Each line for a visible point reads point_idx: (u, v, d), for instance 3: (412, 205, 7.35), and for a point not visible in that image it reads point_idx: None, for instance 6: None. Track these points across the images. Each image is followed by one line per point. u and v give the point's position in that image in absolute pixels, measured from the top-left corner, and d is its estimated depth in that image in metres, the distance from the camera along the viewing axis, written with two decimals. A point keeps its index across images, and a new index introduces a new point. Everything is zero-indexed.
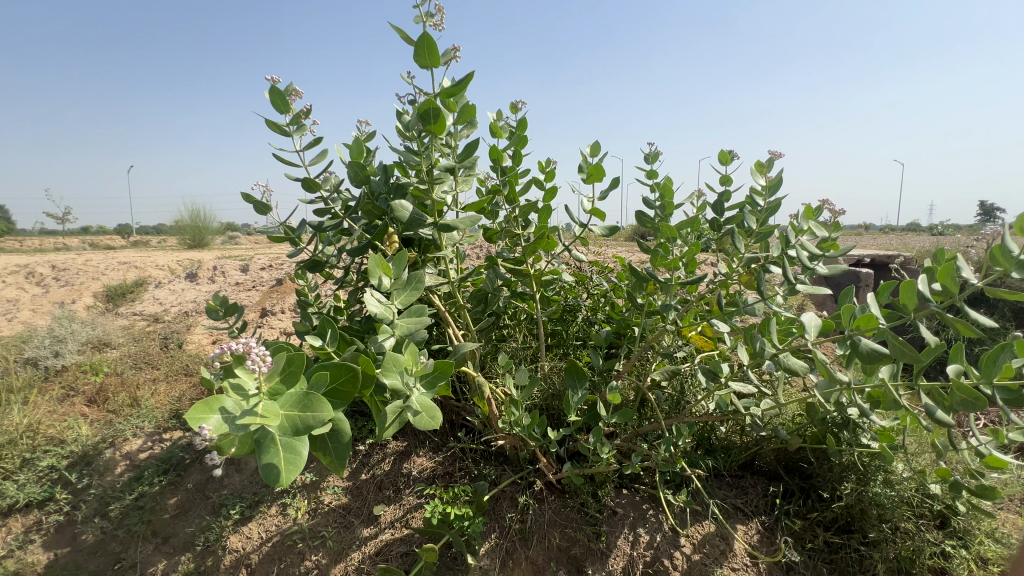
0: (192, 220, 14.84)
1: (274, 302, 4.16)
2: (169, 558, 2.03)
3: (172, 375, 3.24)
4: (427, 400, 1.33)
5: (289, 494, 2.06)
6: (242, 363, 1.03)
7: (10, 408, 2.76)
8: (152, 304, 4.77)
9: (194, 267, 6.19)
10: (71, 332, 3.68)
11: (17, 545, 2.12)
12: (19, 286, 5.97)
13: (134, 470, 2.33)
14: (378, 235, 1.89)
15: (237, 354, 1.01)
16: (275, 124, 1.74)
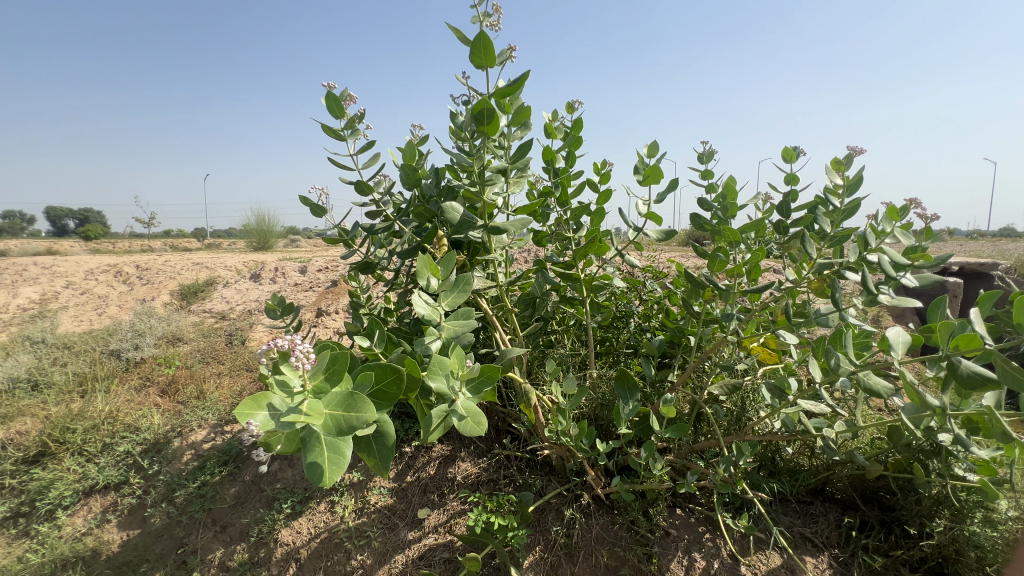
0: (259, 224, 15.85)
1: (329, 303, 4.32)
2: (226, 546, 2.10)
3: (236, 370, 3.43)
4: (472, 405, 1.30)
5: (337, 492, 2.12)
6: (286, 360, 1.04)
7: (96, 396, 3.00)
8: (220, 303, 5.10)
9: (258, 268, 6.57)
10: (149, 327, 3.99)
11: (96, 523, 2.30)
12: (108, 284, 6.55)
13: (198, 459, 2.46)
14: (428, 237, 1.89)
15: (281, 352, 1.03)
16: (329, 129, 1.77)
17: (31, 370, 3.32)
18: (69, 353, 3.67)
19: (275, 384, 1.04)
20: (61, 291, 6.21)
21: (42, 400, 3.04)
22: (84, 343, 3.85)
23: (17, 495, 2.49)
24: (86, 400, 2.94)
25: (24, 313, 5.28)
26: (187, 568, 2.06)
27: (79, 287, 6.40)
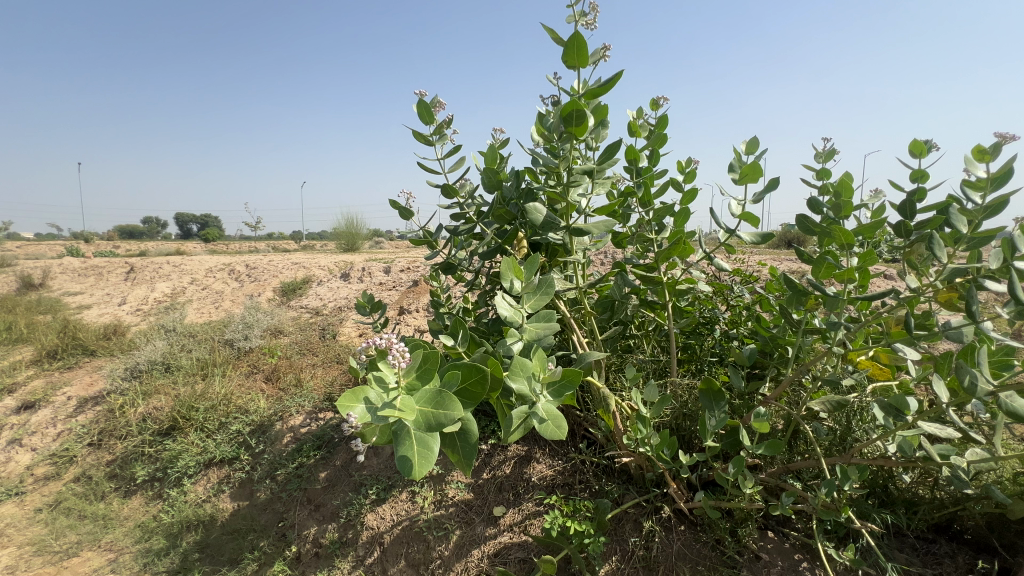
0: (347, 227, 17.06)
1: (411, 301, 4.54)
2: (319, 524, 2.27)
3: (328, 362, 3.71)
4: (552, 409, 1.30)
5: (418, 483, 2.22)
6: (384, 357, 1.11)
7: (214, 380, 3.40)
8: (315, 299, 5.55)
9: (347, 268, 7.07)
10: (257, 320, 4.44)
11: (214, 492, 2.60)
12: (224, 281, 7.40)
13: (296, 442, 2.70)
14: (508, 239, 1.92)
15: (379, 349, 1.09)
16: (420, 134, 1.86)
17: (165, 353, 3.83)
18: (194, 341, 4.19)
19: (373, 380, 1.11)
20: (187, 287, 7.11)
21: (173, 380, 3.49)
22: (205, 332, 4.37)
23: (154, 461, 2.88)
24: (207, 383, 3.33)
25: (160, 305, 6.11)
26: (286, 540, 2.26)
27: (201, 284, 7.28)
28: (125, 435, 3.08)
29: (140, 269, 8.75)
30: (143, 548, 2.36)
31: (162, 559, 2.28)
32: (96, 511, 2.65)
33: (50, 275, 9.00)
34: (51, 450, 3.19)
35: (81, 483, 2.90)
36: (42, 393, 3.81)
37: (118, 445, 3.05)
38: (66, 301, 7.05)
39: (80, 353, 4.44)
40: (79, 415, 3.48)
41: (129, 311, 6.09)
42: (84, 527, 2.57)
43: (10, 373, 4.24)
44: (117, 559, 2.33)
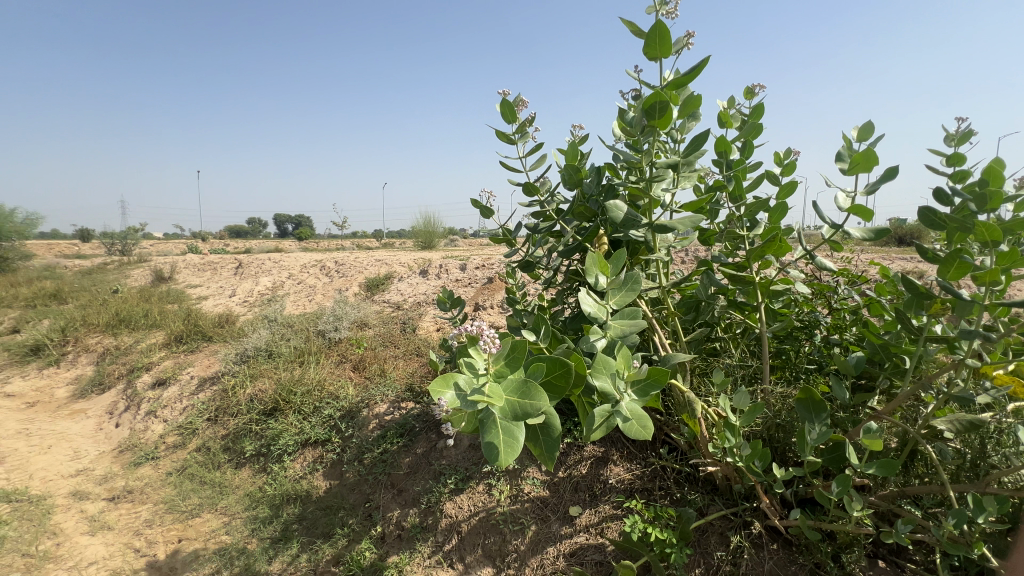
0: (425, 225, 17.78)
1: (486, 297, 4.64)
2: (402, 508, 2.39)
3: (409, 354, 3.90)
4: (637, 408, 1.26)
5: (494, 477, 2.26)
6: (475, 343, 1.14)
7: (310, 367, 3.70)
8: (397, 295, 5.85)
9: (426, 265, 7.38)
10: (346, 312, 4.76)
11: (310, 470, 2.84)
12: (317, 276, 8.02)
13: (381, 429, 2.87)
14: (589, 237, 1.87)
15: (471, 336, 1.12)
16: (502, 134, 1.89)
17: (268, 341, 4.23)
18: (292, 330, 4.58)
19: (463, 365, 1.14)
20: (286, 281, 7.80)
21: (275, 365, 3.85)
22: (302, 323, 4.77)
23: (259, 438, 3.20)
24: (303, 369, 3.63)
25: (263, 298, 6.76)
26: (372, 520, 2.41)
27: (298, 278, 7.96)
28: (237, 412, 3.45)
29: (247, 265, 9.74)
30: (251, 515, 2.63)
31: (266, 526, 2.52)
32: (213, 479, 3.00)
33: (176, 270, 10.29)
34: (178, 422, 3.66)
35: (202, 453, 3.29)
36: (171, 372, 4.37)
37: (231, 421, 3.43)
38: (189, 292, 8.03)
39: (200, 339, 5.03)
40: (199, 393, 3.95)
41: (239, 303, 6.80)
42: (203, 492, 2.91)
43: (147, 354, 4.91)
44: (230, 523, 2.62)
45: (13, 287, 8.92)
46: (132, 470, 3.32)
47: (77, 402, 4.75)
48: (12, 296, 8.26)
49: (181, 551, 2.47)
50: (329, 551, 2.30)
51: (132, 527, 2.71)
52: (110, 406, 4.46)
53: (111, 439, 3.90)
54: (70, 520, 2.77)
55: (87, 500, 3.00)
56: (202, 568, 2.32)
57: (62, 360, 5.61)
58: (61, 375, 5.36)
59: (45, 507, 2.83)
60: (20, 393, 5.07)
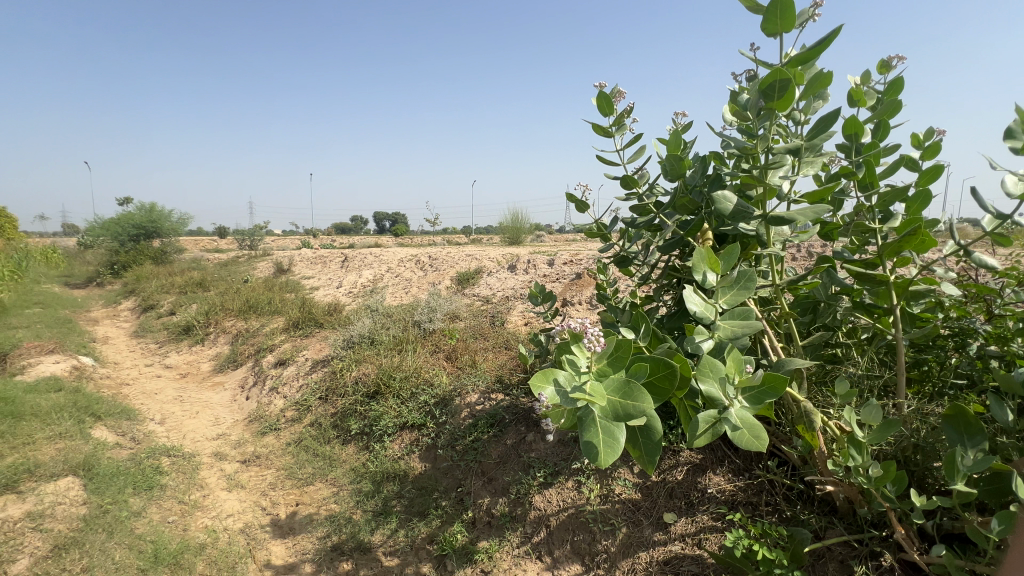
0: (513, 221, 18.06)
1: (574, 293, 4.60)
2: (491, 496, 2.46)
3: (498, 347, 3.99)
4: (748, 417, 1.17)
5: (584, 474, 2.24)
6: (578, 340, 1.13)
7: (407, 355, 3.94)
8: (486, 289, 6.01)
9: (514, 260, 7.49)
10: (439, 304, 4.99)
11: (407, 451, 3.02)
12: (412, 269, 8.50)
13: (472, 417, 2.97)
14: (692, 231, 1.75)
15: (574, 333, 1.12)
16: (599, 127, 1.84)
17: (370, 329, 4.56)
18: (391, 320, 4.91)
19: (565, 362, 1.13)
20: (385, 274, 8.37)
21: (377, 352, 4.15)
22: (400, 313, 5.09)
23: (363, 418, 3.47)
24: (401, 357, 3.88)
25: (366, 289, 7.32)
26: (464, 505, 2.51)
27: (395, 272, 8.50)
28: (344, 393, 3.77)
29: (352, 259, 10.60)
30: (356, 488, 2.87)
31: (369, 499, 2.74)
32: (324, 452, 3.32)
33: (294, 263, 11.52)
34: (296, 399, 4.09)
35: (314, 428, 3.64)
36: (290, 353, 4.89)
37: (339, 400, 3.76)
38: (304, 283, 8.93)
39: (313, 325, 5.58)
40: (312, 374, 4.38)
41: (345, 293, 7.43)
42: (316, 462, 3.23)
43: (271, 336, 5.55)
44: (339, 493, 2.88)
45: (170, 276, 10.56)
46: (259, 438, 3.77)
47: (217, 375, 5.50)
48: (169, 284, 9.79)
49: (298, 514, 2.76)
50: (424, 529, 2.44)
51: (259, 487, 3.09)
52: (241, 381, 5.12)
53: (243, 410, 4.47)
54: (213, 475, 3.21)
55: (225, 460, 3.46)
56: (315, 531, 2.58)
57: (205, 339, 6.54)
58: (205, 352, 6.25)
59: (194, 463, 3.31)
60: (175, 366, 6.00)
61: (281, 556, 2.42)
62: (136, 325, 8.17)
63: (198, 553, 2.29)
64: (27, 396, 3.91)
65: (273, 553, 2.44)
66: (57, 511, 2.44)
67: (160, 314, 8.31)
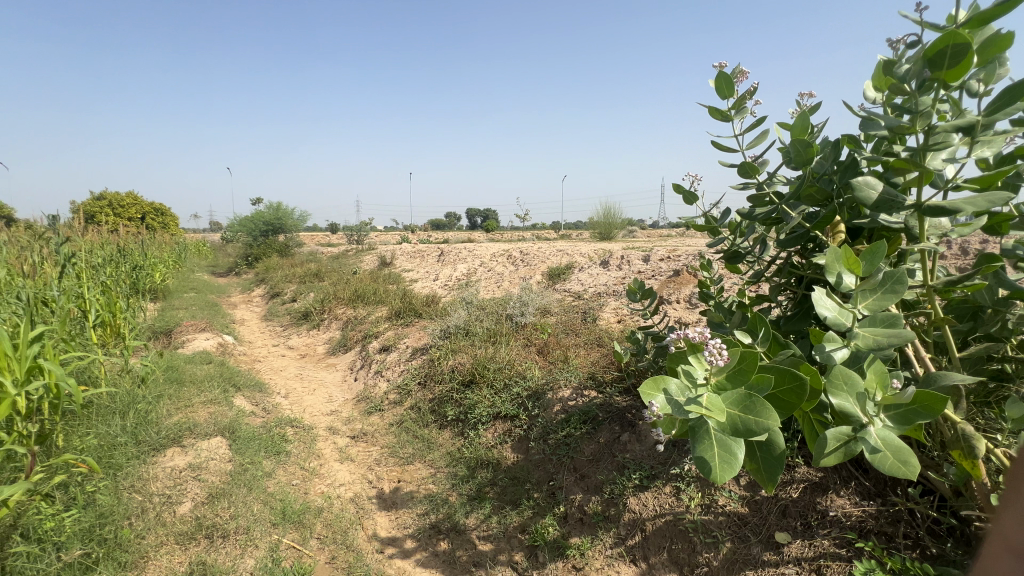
0: (604, 216, 17.65)
1: (672, 291, 4.38)
2: (584, 493, 2.44)
3: (590, 343, 3.93)
4: (893, 439, 1.03)
5: (683, 480, 2.13)
6: (697, 351, 1.10)
7: (501, 347, 4.05)
8: (577, 284, 5.96)
9: (606, 256, 7.32)
10: (531, 298, 5.04)
11: (499, 441, 3.11)
12: (504, 264, 8.69)
13: (565, 413, 2.97)
14: (821, 224, 1.57)
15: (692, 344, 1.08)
16: (717, 109, 1.78)
17: (466, 320, 4.75)
18: (484, 312, 5.06)
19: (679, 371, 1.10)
20: (478, 269, 8.65)
21: (471, 343, 4.31)
22: (493, 306, 5.23)
23: (458, 405, 3.63)
24: (495, 349, 3.99)
25: (461, 282, 7.63)
26: (555, 499, 2.52)
27: (488, 266, 8.75)
28: (441, 380, 3.97)
29: (448, 253, 11.11)
30: (451, 471, 3.00)
31: (464, 483, 2.86)
32: (423, 435, 3.52)
33: (395, 256, 12.34)
34: (398, 383, 4.39)
35: (414, 412, 3.89)
36: (393, 340, 5.26)
37: (436, 387, 3.97)
38: (404, 276, 9.54)
39: (413, 315, 5.94)
40: (413, 360, 4.67)
41: (441, 286, 7.81)
42: (415, 444, 3.44)
43: (376, 324, 6.01)
44: (436, 474, 3.04)
45: (293, 267, 11.89)
46: (366, 417, 4.11)
47: (330, 357, 6.09)
48: (292, 274, 11.02)
49: (400, 489, 2.95)
50: (516, 518, 2.49)
51: (366, 461, 3.36)
52: (351, 363, 5.61)
53: (352, 390, 4.89)
54: (327, 447, 3.56)
55: (337, 434, 3.82)
56: (415, 507, 2.74)
57: (321, 324, 7.27)
58: (321, 336, 6.95)
59: (312, 434, 3.70)
60: (297, 347, 6.74)
61: (385, 526, 2.61)
62: (266, 310, 9.31)
63: (316, 514, 2.54)
64: (186, 366, 4.63)
65: (378, 523, 2.63)
66: (211, 463, 2.79)
67: (285, 301, 9.39)
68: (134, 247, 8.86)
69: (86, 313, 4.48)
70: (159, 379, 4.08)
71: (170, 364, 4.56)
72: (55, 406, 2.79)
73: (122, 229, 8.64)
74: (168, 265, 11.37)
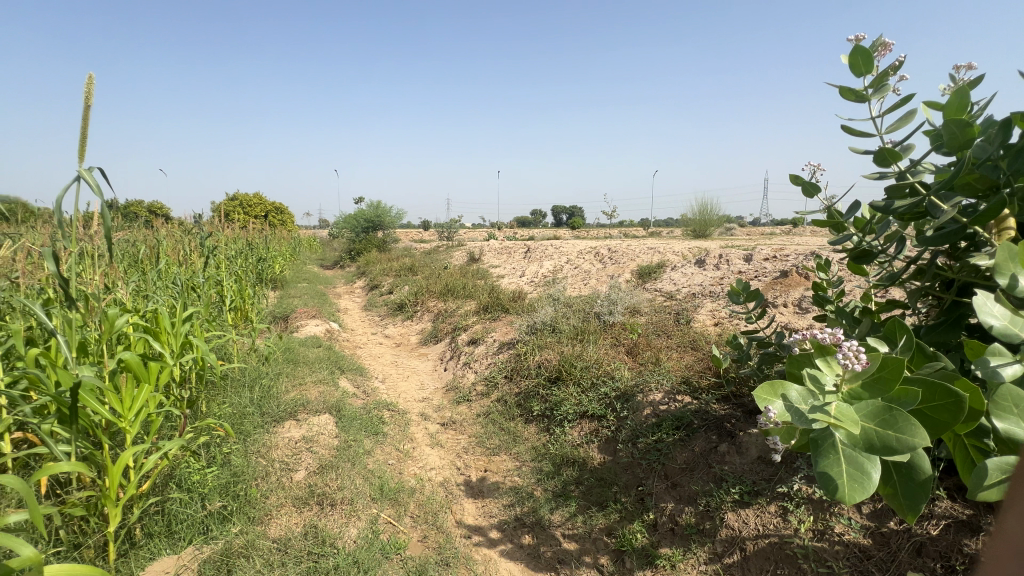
0: (699, 212, 16.65)
1: (778, 294, 4.02)
2: (675, 502, 2.33)
3: (684, 346, 3.74)
4: None
5: (791, 501, 1.96)
6: (828, 355, 1.02)
7: (588, 345, 3.99)
8: (669, 284, 5.69)
9: (702, 254, 6.90)
10: (620, 296, 4.91)
11: (586, 440, 3.08)
12: (591, 261, 8.55)
13: (656, 417, 2.87)
14: (983, 219, 1.32)
15: (821, 346, 1.02)
16: (850, 90, 1.62)
17: (552, 317, 4.74)
18: (571, 310, 5.02)
19: (805, 377, 1.03)
20: (565, 266, 8.61)
21: (558, 339, 4.30)
22: (580, 304, 5.17)
23: (544, 401, 3.65)
24: (582, 347, 3.95)
25: (547, 279, 7.64)
26: (644, 505, 2.44)
27: (575, 263, 8.67)
28: (528, 375, 4.02)
29: (534, 250, 11.19)
30: (536, 466, 3.02)
31: (549, 479, 2.86)
32: (509, 428, 3.59)
33: (483, 252, 12.70)
34: (485, 375, 4.51)
35: (501, 405, 3.97)
36: (481, 334, 5.42)
37: (522, 381, 4.02)
38: (492, 271, 9.78)
39: (500, 309, 6.07)
40: (499, 354, 4.77)
41: (527, 282, 7.89)
42: (501, 436, 3.51)
43: (465, 317, 6.23)
44: (521, 467, 3.08)
45: (390, 261, 12.71)
46: (455, 406, 4.28)
47: (422, 347, 6.43)
48: (389, 268, 11.80)
49: (487, 479, 3.03)
50: (602, 521, 2.44)
51: (455, 448, 3.50)
52: (441, 354, 5.88)
53: (442, 379, 5.13)
54: (420, 432, 3.76)
55: (429, 420, 4.02)
56: (501, 497, 2.80)
57: (415, 316, 7.69)
58: (414, 327, 7.36)
59: (407, 419, 3.93)
60: (393, 336, 7.22)
61: (472, 512, 2.69)
62: (367, 300, 10.08)
63: (410, 494, 2.70)
64: (300, 348, 5.15)
65: (466, 509, 2.72)
66: (321, 437, 3.07)
67: (382, 293, 10.08)
68: (259, 241, 10.04)
69: (223, 298, 5.17)
70: (278, 359, 4.59)
71: (287, 346, 5.10)
72: (200, 377, 3.25)
73: (251, 225, 9.84)
74: (286, 258, 12.73)
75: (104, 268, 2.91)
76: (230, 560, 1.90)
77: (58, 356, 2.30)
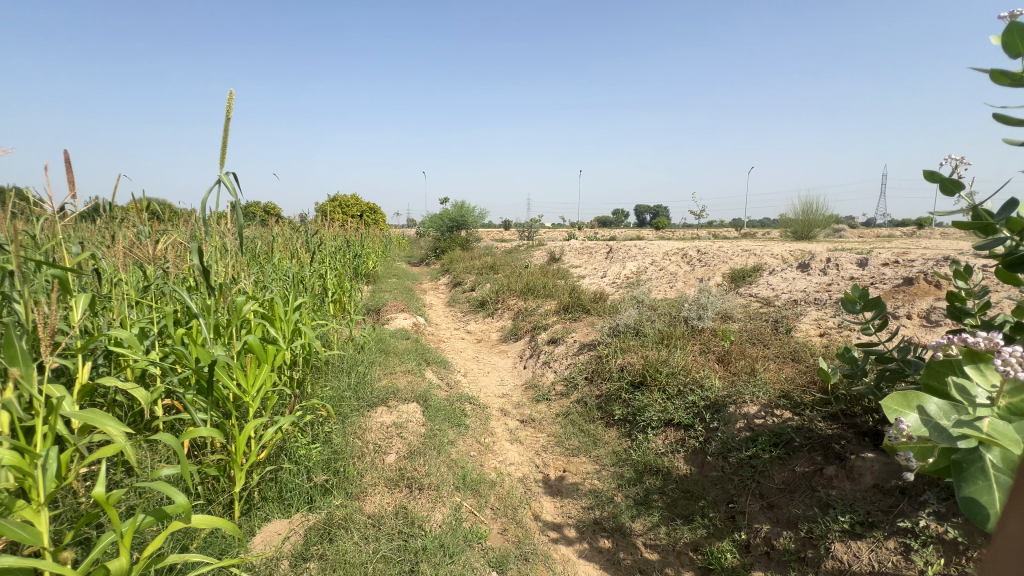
0: (801, 212, 15.21)
1: (901, 304, 3.56)
2: (772, 525, 2.19)
3: (783, 357, 3.45)
4: None
5: (914, 539, 1.77)
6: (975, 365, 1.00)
7: (675, 351, 3.82)
8: (767, 289, 5.27)
9: (806, 258, 6.30)
10: (710, 301, 4.64)
11: (671, 449, 2.96)
12: (678, 263, 8.17)
13: (750, 432, 2.69)
14: None
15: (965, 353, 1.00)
16: (1004, 71, 1.38)
17: (636, 320, 4.60)
18: (656, 313, 4.84)
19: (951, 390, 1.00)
20: (649, 267, 8.32)
21: (642, 343, 4.17)
22: (665, 307, 4.96)
23: (626, 405, 3.56)
24: (668, 352, 3.79)
25: (630, 281, 7.43)
26: (735, 524, 2.30)
27: (659, 265, 8.33)
28: (609, 378, 3.94)
29: (616, 250, 10.93)
30: (617, 472, 2.96)
31: (630, 485, 2.78)
32: (589, 430, 3.55)
33: (564, 252, 12.65)
34: (565, 375, 4.49)
35: (581, 406, 3.94)
36: (561, 333, 5.40)
37: (604, 384, 3.95)
38: (572, 271, 9.71)
39: (581, 310, 6.01)
40: (580, 355, 4.72)
41: (609, 283, 7.73)
42: (581, 437, 3.48)
43: (545, 316, 6.25)
44: (601, 471, 3.04)
45: (473, 259, 13.11)
46: (534, 404, 4.31)
47: (502, 344, 6.55)
48: (472, 265, 12.17)
49: (565, 479, 3.02)
50: (688, 535, 2.33)
51: (533, 446, 3.52)
52: (521, 352, 5.95)
53: (522, 377, 5.19)
54: (499, 426, 3.84)
55: (508, 416, 4.09)
56: (580, 498, 2.77)
57: (495, 313, 7.86)
58: (495, 324, 7.52)
59: (487, 413, 4.02)
60: (474, 332, 7.44)
61: (551, 511, 2.69)
62: (450, 296, 10.48)
63: (490, 486, 2.77)
64: (390, 340, 5.48)
65: (544, 506, 2.73)
66: (409, 424, 3.26)
67: (465, 290, 10.42)
68: (356, 238, 10.83)
69: (325, 290, 5.64)
70: (371, 348, 4.92)
71: (379, 337, 5.45)
72: (306, 361, 3.58)
73: (349, 223, 10.64)
74: (378, 254, 13.63)
75: (232, 261, 3.32)
76: (331, 529, 2.08)
77: (197, 336, 2.66)
